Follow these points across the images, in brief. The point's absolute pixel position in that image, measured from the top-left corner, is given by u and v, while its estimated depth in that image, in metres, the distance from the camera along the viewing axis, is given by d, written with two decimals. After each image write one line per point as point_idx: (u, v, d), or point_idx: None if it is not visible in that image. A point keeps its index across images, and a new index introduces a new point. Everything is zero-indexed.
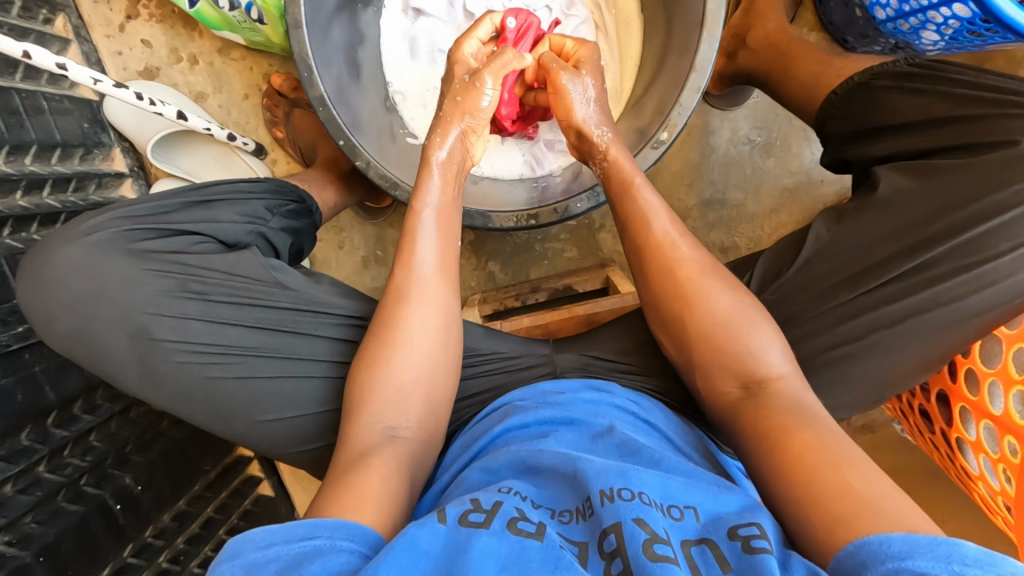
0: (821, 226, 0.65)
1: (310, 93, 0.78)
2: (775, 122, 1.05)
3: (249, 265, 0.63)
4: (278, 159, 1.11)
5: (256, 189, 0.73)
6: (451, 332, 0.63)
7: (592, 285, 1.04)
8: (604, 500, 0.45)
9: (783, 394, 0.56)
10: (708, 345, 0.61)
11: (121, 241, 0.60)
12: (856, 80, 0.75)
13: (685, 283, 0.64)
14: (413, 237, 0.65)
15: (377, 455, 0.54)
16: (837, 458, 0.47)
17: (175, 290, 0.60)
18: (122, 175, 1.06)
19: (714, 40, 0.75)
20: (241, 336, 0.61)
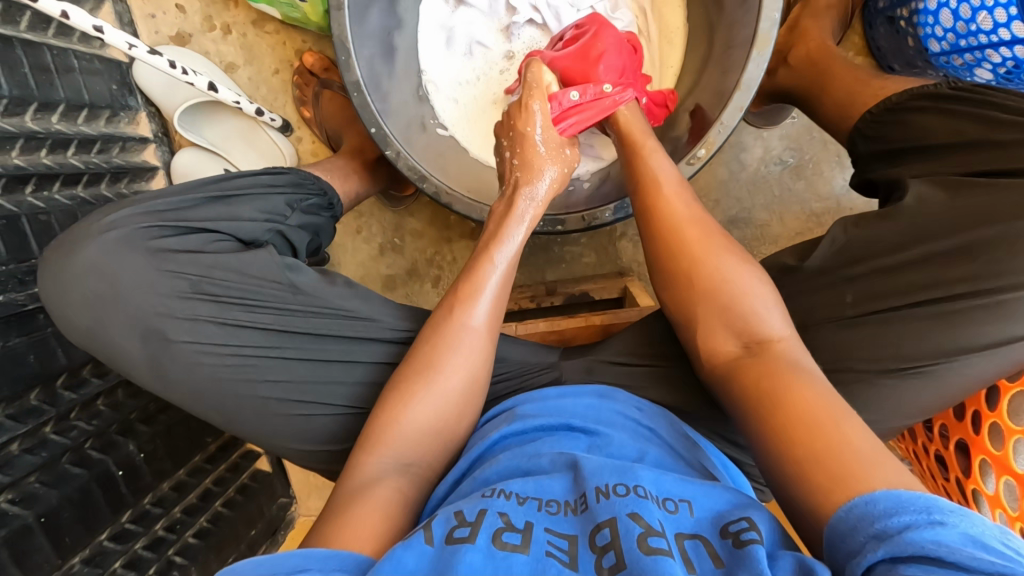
0: (836, 230, 0.61)
1: (345, 77, 0.76)
2: (809, 144, 1.03)
3: (264, 265, 0.62)
4: (303, 138, 1.10)
5: (278, 183, 0.72)
6: (481, 366, 0.62)
7: (609, 294, 1.03)
8: (599, 497, 0.44)
9: (784, 354, 0.54)
10: (714, 299, 0.59)
11: (139, 238, 0.60)
12: (894, 101, 0.70)
13: (689, 243, 0.63)
14: (485, 252, 0.67)
15: (383, 484, 0.53)
16: (827, 420, 0.45)
17: (189, 291, 0.60)
18: (147, 140, 1.05)
19: (762, 59, 0.73)
20: (252, 337, 0.61)
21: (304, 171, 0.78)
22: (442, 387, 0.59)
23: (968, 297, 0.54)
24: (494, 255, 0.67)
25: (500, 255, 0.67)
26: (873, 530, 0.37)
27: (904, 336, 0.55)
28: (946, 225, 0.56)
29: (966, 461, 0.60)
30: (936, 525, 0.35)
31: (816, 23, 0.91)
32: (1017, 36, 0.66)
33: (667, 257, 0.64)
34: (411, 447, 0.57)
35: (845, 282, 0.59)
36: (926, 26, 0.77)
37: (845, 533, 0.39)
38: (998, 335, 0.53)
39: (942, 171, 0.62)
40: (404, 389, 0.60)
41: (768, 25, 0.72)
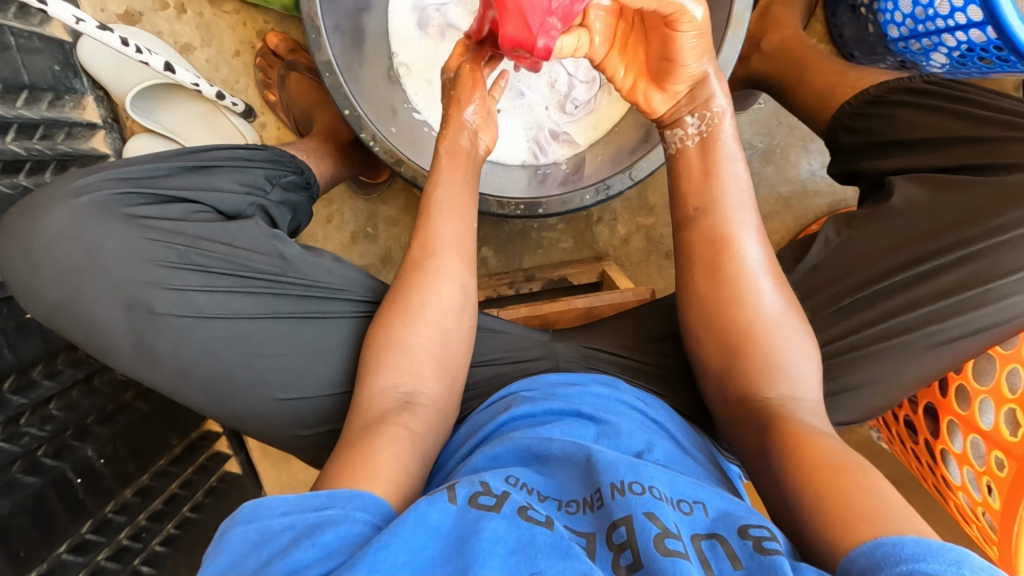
0: (830, 231, 0.63)
1: (316, 57, 0.73)
2: (776, 129, 1.06)
3: (250, 237, 0.59)
4: (268, 124, 1.05)
5: (256, 158, 0.68)
6: (469, 308, 0.63)
7: (588, 279, 1.03)
8: (615, 494, 0.44)
9: (815, 410, 0.53)
10: (755, 341, 0.57)
11: (114, 205, 0.56)
12: (871, 93, 0.71)
13: (754, 287, 0.58)
14: (428, 214, 0.65)
15: (392, 422, 0.53)
16: (856, 469, 0.45)
17: (174, 260, 0.56)
18: (95, 126, 0.99)
19: (737, 41, 0.74)
20: (238, 310, 0.57)
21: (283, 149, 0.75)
22: (438, 333, 0.59)
23: (937, 271, 0.56)
24: (433, 186, 0.67)
25: (441, 184, 0.67)
26: (898, 572, 0.36)
27: (882, 306, 0.58)
28: (922, 208, 0.59)
29: (934, 423, 0.63)
30: None
31: (785, 10, 0.93)
32: (972, 20, 0.68)
33: (718, 290, 0.59)
34: (412, 387, 0.57)
35: (837, 277, 0.60)
36: (887, 13, 0.81)
37: (865, 569, 0.38)
38: (966, 306, 0.55)
39: (911, 152, 0.65)
40: (390, 317, 0.60)
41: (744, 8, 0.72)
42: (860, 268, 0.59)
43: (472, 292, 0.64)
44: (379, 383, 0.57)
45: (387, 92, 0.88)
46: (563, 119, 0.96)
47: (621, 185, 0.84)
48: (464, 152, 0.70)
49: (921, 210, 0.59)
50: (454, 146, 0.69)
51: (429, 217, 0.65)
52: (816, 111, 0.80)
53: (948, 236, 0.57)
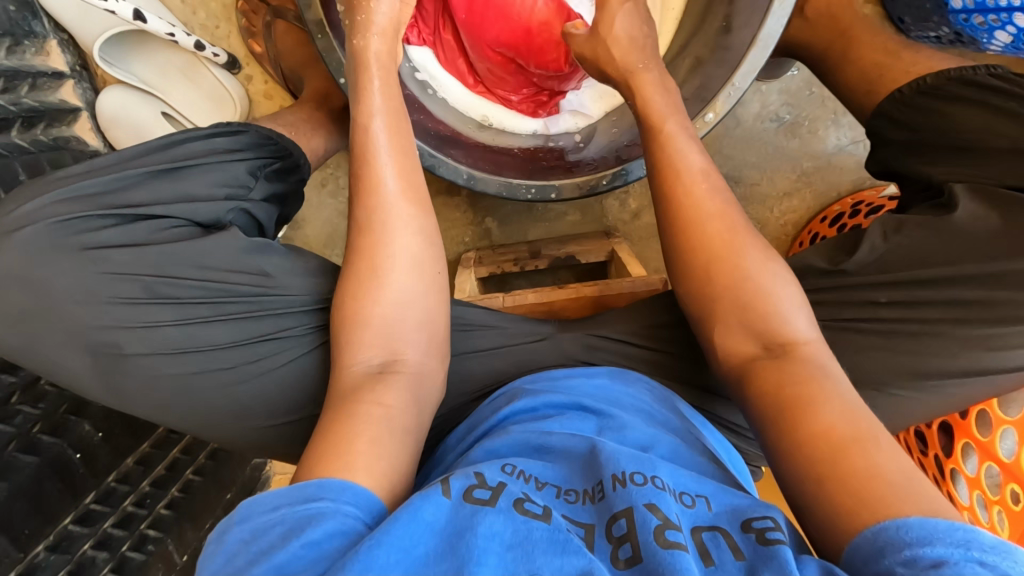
0: (874, 236, 0.58)
1: (306, 17, 0.64)
2: (808, 100, 0.98)
3: (224, 253, 0.54)
4: (253, 76, 0.95)
5: (236, 146, 0.62)
6: (437, 265, 0.58)
7: (596, 257, 0.99)
8: (616, 485, 0.42)
9: (810, 361, 0.47)
10: (733, 301, 0.52)
11: (70, 234, 0.51)
12: (928, 83, 0.64)
13: (717, 236, 0.54)
14: (365, 157, 0.57)
15: (365, 399, 0.49)
16: (851, 438, 0.40)
17: (142, 295, 0.52)
18: (61, 75, 0.89)
19: (784, 11, 0.64)
20: (216, 339, 0.53)
21: (264, 127, 0.68)
22: (406, 299, 0.54)
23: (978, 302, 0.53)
24: (360, 113, 0.59)
25: (367, 110, 0.59)
26: (903, 559, 0.33)
27: (914, 332, 0.55)
28: (970, 230, 0.54)
29: (948, 442, 0.68)
30: (976, 564, 0.31)
31: None
32: None
33: (680, 250, 0.56)
34: (386, 358, 0.53)
35: (874, 303, 0.56)
36: None
37: (869, 556, 0.35)
38: (1002, 338, 0.53)
39: (966, 161, 0.60)
40: (353, 290, 0.54)
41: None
42: (896, 290, 0.56)
43: (437, 243, 0.58)
44: (348, 359, 0.53)
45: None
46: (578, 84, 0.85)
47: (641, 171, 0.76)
48: (384, 65, 0.61)
49: (974, 233, 0.55)
50: (376, 57, 0.60)
51: (367, 159, 0.57)
52: (862, 96, 0.73)
53: (997, 262, 0.53)
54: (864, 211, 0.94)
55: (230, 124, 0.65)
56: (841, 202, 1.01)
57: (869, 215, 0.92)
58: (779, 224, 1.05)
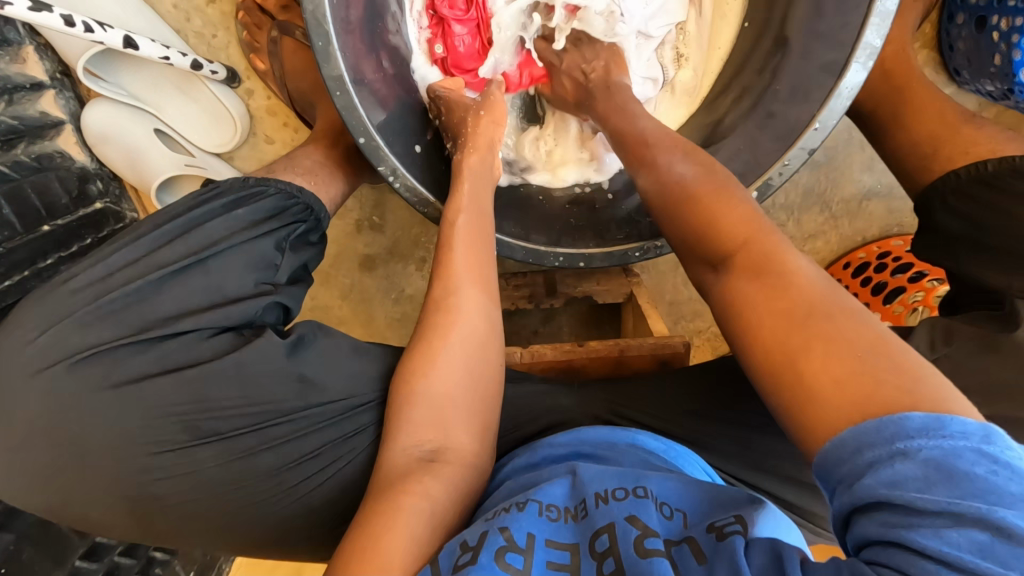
0: (922, 344, 0.57)
1: (324, 73, 0.57)
2: (843, 144, 0.94)
3: (264, 367, 0.51)
4: (255, 90, 0.87)
5: (258, 219, 0.57)
6: (496, 345, 0.56)
7: (613, 298, 0.95)
8: (598, 502, 0.40)
9: (765, 254, 0.45)
10: (690, 228, 0.52)
11: (98, 376, 0.47)
12: (989, 168, 0.61)
13: (664, 179, 0.56)
14: (448, 246, 0.59)
15: (409, 487, 0.45)
16: (811, 334, 0.39)
17: (185, 438, 0.48)
18: (40, 85, 0.80)
19: (849, 93, 0.59)
20: (259, 467, 0.50)
21: (282, 181, 0.63)
22: (467, 379, 0.52)
23: None
24: (450, 207, 0.62)
25: (456, 206, 0.61)
26: (860, 466, 0.33)
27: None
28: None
29: None
30: (974, 452, 0.30)
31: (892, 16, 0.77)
32: None
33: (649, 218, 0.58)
34: (439, 445, 0.49)
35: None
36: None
37: (852, 472, 0.33)
38: None
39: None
40: (414, 368, 0.53)
41: (858, 77, 0.58)
42: None
43: (499, 326, 0.57)
44: (400, 441, 0.50)
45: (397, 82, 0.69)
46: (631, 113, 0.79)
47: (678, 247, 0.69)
48: (476, 173, 0.65)
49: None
50: (471, 168, 0.64)
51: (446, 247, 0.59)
52: (916, 172, 0.69)
53: None
54: (890, 267, 0.91)
55: (246, 180, 0.60)
56: (866, 249, 0.98)
57: (897, 273, 0.89)
58: None
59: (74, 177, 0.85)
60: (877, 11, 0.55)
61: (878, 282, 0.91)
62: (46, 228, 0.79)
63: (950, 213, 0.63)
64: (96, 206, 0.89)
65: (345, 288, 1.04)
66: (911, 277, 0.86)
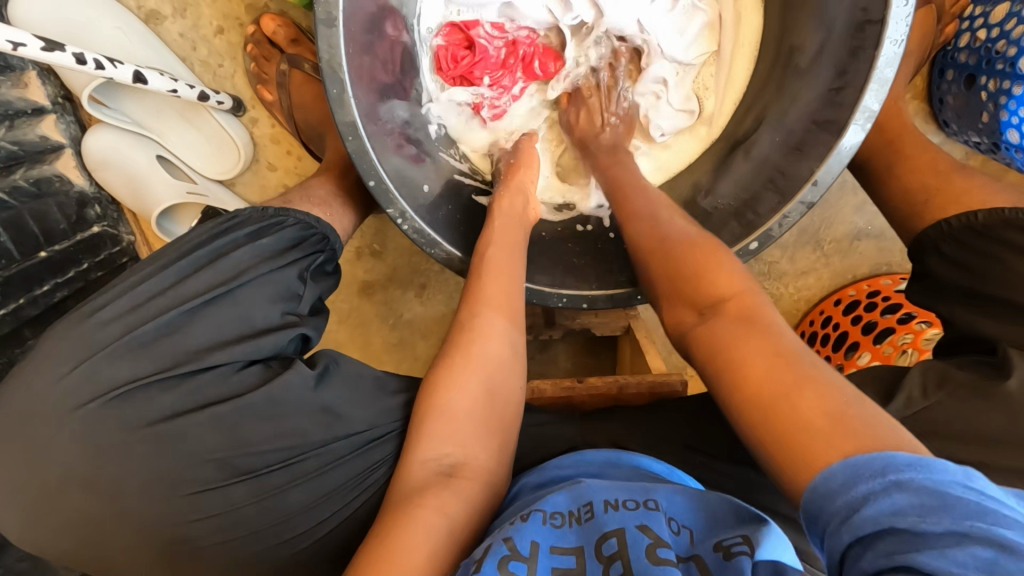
0: (913, 390, 0.59)
1: (338, 119, 0.57)
2: (835, 185, 0.98)
3: (295, 399, 0.51)
4: (259, 119, 0.87)
5: (280, 249, 0.58)
6: (517, 367, 0.58)
7: (611, 330, 0.97)
8: (606, 508, 0.41)
9: (743, 308, 0.49)
10: (675, 275, 0.55)
11: (136, 414, 0.47)
12: (978, 220, 0.63)
13: (660, 234, 0.60)
14: (480, 273, 0.62)
15: (424, 500, 0.46)
16: (791, 379, 0.41)
17: (220, 477, 0.48)
18: (42, 110, 0.80)
19: (845, 154, 0.60)
20: (292, 503, 0.50)
21: (301, 211, 0.63)
22: (483, 395, 0.54)
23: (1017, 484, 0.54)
24: (482, 241, 0.65)
25: (484, 239, 0.65)
26: (851, 498, 0.34)
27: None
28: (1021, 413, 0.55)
29: None
30: (961, 488, 0.31)
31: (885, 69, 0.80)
32: None
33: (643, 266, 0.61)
34: (457, 459, 0.50)
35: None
36: (1011, 113, 0.69)
37: (840, 506, 0.34)
38: None
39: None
40: (438, 381, 0.55)
41: (855, 138, 0.59)
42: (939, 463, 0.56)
43: (519, 348, 0.59)
44: (419, 453, 0.51)
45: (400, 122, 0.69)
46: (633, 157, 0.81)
47: None
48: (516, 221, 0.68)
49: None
50: (505, 211, 0.68)
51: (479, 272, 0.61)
52: (909, 223, 0.71)
53: None
54: (880, 306, 0.93)
55: (266, 210, 0.60)
56: (857, 286, 1.01)
57: (886, 312, 0.92)
58: (794, 300, 1.05)
59: (73, 201, 0.84)
60: (875, 77, 0.57)
61: (868, 321, 0.93)
62: (44, 254, 0.78)
63: (943, 266, 0.65)
64: (93, 230, 0.87)
65: (344, 312, 1.04)
66: (900, 318, 0.89)
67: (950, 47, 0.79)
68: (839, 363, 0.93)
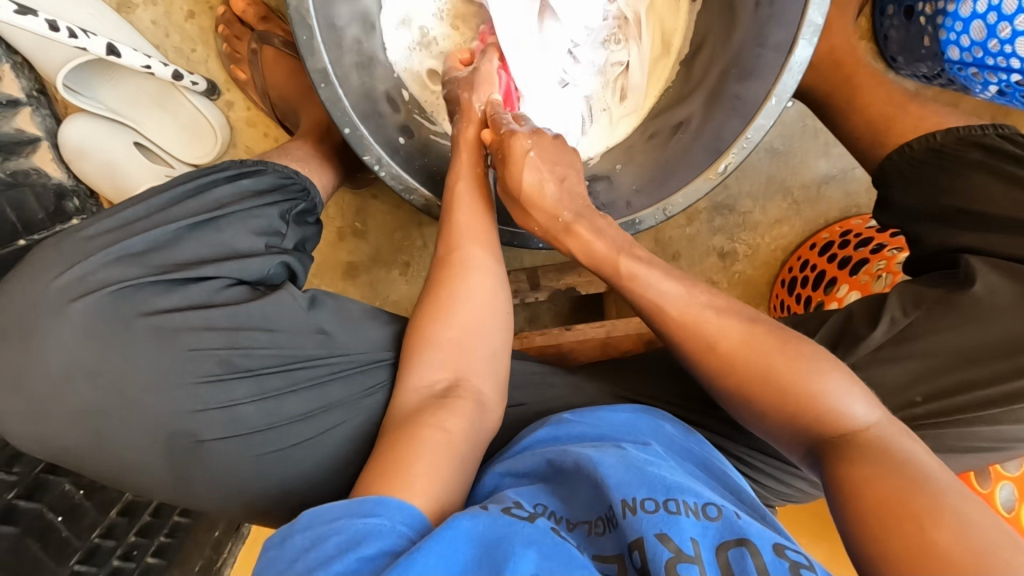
0: (895, 311, 0.60)
1: (309, 66, 0.59)
2: (799, 132, 1.01)
3: (286, 316, 0.52)
4: (235, 102, 0.89)
5: (264, 189, 0.59)
6: (501, 295, 0.59)
7: (595, 289, 0.98)
8: (626, 513, 0.39)
9: (856, 442, 0.44)
10: (762, 395, 0.50)
11: (130, 307, 0.48)
12: (937, 140, 0.66)
13: (728, 344, 0.52)
14: (451, 207, 0.63)
15: (427, 423, 0.49)
16: (910, 512, 0.37)
17: (219, 372, 0.49)
18: (17, 103, 0.80)
19: (798, 68, 0.64)
20: (284, 408, 0.51)
21: (280, 165, 0.64)
22: (468, 323, 0.56)
23: (997, 367, 0.56)
24: (454, 177, 0.65)
25: (457, 174, 0.65)
26: None
27: (945, 396, 0.57)
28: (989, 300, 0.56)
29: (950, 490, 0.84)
30: None
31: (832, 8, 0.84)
32: None
33: (705, 375, 0.54)
34: (450, 381, 0.53)
35: (901, 370, 0.58)
36: (950, 31, 0.72)
37: None
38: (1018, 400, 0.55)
39: (984, 225, 0.61)
40: (423, 315, 0.57)
41: (805, 52, 0.63)
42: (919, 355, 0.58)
43: (501, 276, 0.61)
44: (412, 380, 0.54)
45: (374, 76, 0.71)
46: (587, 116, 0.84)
47: (653, 220, 0.73)
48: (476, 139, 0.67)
49: (1002, 296, 0.56)
50: (469, 140, 0.67)
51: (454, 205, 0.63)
52: (867, 142, 0.74)
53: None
54: (854, 242, 0.95)
55: (245, 161, 0.61)
56: (829, 229, 1.04)
57: (859, 246, 0.94)
58: (770, 249, 1.08)
59: (50, 193, 0.84)
60: None
61: (843, 257, 0.95)
62: (23, 242, 0.78)
63: (903, 176, 0.68)
64: (73, 222, 0.88)
65: None
66: (873, 249, 0.91)
67: None
68: (820, 300, 0.95)
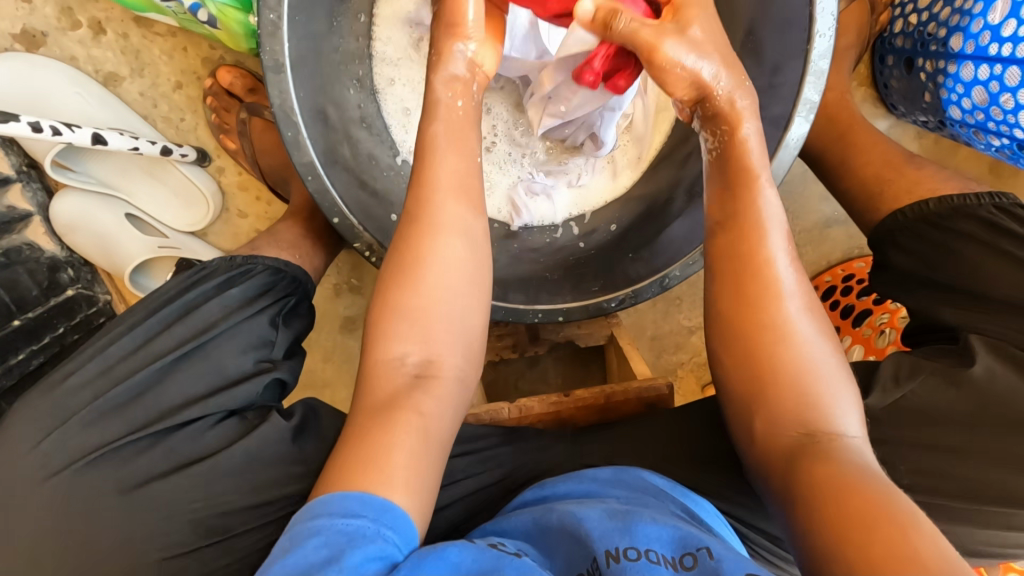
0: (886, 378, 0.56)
1: (296, 161, 0.58)
2: (799, 177, 1.00)
3: (270, 447, 0.51)
4: (226, 168, 0.88)
5: (251, 296, 0.59)
6: (482, 264, 0.54)
7: (595, 340, 0.97)
8: (610, 562, 0.40)
9: (845, 446, 0.44)
10: (779, 368, 0.48)
11: (107, 480, 0.47)
12: (930, 209, 0.62)
13: (790, 317, 0.50)
14: (425, 154, 0.54)
15: (403, 407, 0.47)
16: (882, 515, 0.36)
17: (192, 540, 0.47)
18: (7, 179, 0.80)
19: (796, 143, 0.62)
20: (262, 560, 0.48)
21: (270, 256, 0.64)
22: (445, 292, 0.51)
23: None
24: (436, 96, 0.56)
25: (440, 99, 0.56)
26: None
27: None
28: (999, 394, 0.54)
29: None
30: None
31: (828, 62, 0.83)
32: None
33: (747, 307, 0.51)
34: (423, 359, 0.50)
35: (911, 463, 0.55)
36: (950, 91, 0.71)
37: None
38: None
39: (980, 308, 0.57)
40: (391, 287, 0.51)
41: (801, 129, 0.61)
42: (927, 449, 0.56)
43: (483, 239, 0.54)
44: (382, 353, 0.50)
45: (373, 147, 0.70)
46: (586, 165, 0.84)
47: (651, 292, 0.73)
48: (462, 88, 0.57)
49: None
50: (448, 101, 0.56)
51: (433, 173, 0.54)
52: None
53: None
54: (856, 290, 0.94)
55: (234, 259, 0.61)
56: (831, 272, 1.03)
57: (862, 295, 0.92)
58: None
59: (43, 267, 0.84)
60: (812, 69, 0.59)
61: (846, 305, 0.94)
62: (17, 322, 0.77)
63: None
64: (67, 293, 0.87)
65: (328, 351, 1.04)
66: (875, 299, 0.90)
67: (886, 34, 0.82)
68: None
